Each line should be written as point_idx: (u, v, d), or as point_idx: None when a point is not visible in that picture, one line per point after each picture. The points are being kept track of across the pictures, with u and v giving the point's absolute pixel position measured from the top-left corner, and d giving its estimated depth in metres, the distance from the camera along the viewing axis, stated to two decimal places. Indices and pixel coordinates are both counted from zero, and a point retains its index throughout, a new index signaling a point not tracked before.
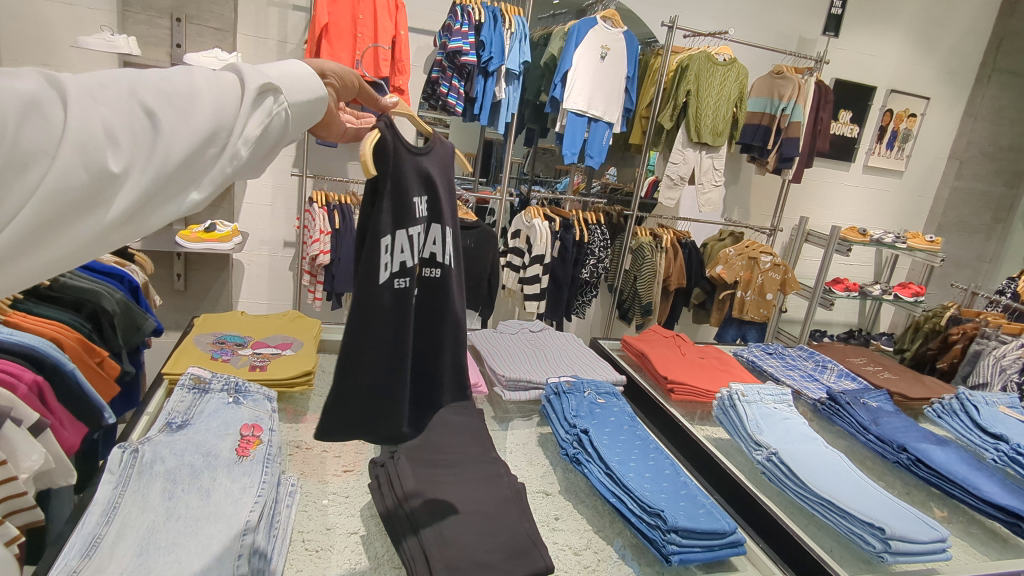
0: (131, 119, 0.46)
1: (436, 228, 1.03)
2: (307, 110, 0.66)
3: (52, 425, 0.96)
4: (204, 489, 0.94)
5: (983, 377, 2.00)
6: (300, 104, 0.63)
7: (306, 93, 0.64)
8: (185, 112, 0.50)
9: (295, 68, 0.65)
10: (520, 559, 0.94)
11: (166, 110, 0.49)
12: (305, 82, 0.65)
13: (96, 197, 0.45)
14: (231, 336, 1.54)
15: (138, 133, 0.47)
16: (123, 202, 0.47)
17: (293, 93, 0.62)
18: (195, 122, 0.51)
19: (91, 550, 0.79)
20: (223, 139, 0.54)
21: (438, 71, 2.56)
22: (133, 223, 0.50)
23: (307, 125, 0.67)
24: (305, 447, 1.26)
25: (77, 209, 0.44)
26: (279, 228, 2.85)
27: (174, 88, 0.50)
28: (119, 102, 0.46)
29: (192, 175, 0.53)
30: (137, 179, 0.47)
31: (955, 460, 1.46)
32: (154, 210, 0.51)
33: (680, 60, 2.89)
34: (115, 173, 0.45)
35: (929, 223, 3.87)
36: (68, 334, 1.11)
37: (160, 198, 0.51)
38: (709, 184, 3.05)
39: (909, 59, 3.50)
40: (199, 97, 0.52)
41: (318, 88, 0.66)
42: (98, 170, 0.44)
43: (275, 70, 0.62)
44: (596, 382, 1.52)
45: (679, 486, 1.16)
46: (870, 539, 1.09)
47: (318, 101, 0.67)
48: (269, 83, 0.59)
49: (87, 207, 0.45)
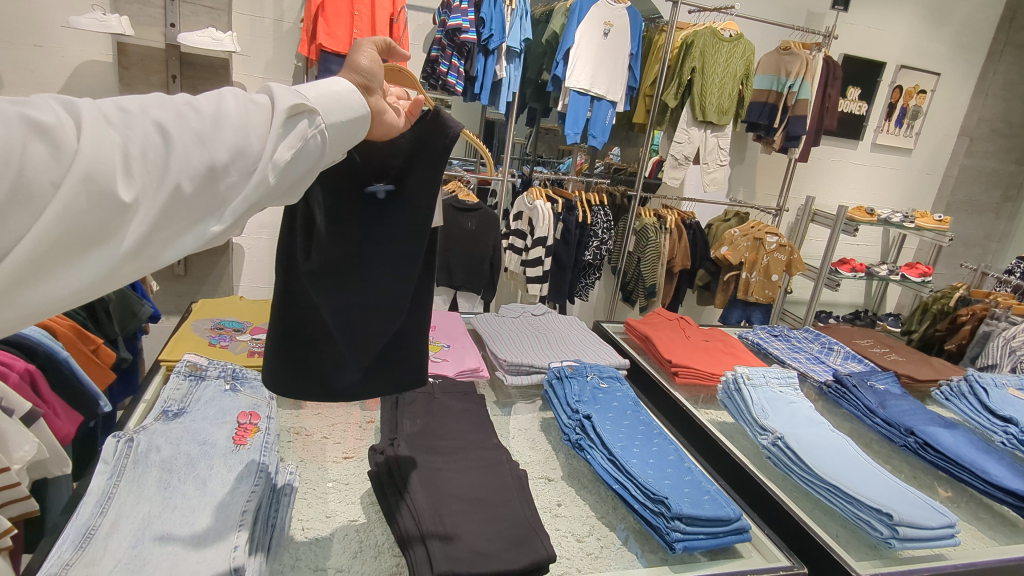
0: (145, 143, 0.45)
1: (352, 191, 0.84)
2: (344, 132, 0.62)
3: (45, 415, 0.95)
4: (200, 479, 0.92)
5: (992, 359, 1.97)
6: (334, 126, 0.60)
7: (346, 112, 0.61)
8: (204, 137, 0.48)
9: (331, 89, 0.61)
10: (522, 547, 0.92)
11: (184, 134, 0.47)
12: (344, 102, 0.61)
13: (103, 227, 0.43)
14: (229, 322, 1.53)
15: (151, 159, 0.45)
16: (132, 231, 0.45)
17: (328, 113, 0.59)
18: (215, 146, 0.49)
19: (85, 541, 0.78)
20: (249, 164, 0.51)
21: (437, 50, 2.49)
22: (146, 256, 0.48)
23: (345, 144, 0.63)
24: (303, 434, 1.24)
25: (84, 238, 0.42)
26: (279, 211, 2.83)
27: (197, 113, 0.48)
28: (136, 127, 0.45)
29: (212, 203, 0.50)
30: (147, 207, 0.45)
31: (963, 444, 1.44)
32: (172, 240, 0.49)
33: (686, 36, 2.82)
34: (124, 202, 0.43)
35: (937, 202, 3.82)
36: (61, 322, 1.09)
37: (177, 226, 0.48)
38: (714, 163, 3.00)
39: (920, 34, 3.42)
40: (223, 121, 0.50)
41: (358, 105, 0.63)
42: (105, 199, 0.42)
43: (311, 90, 0.58)
44: (599, 367, 1.50)
45: (684, 472, 1.15)
46: (878, 525, 1.08)
47: (359, 122, 0.64)
48: (302, 104, 0.55)
49: (94, 237, 0.43)
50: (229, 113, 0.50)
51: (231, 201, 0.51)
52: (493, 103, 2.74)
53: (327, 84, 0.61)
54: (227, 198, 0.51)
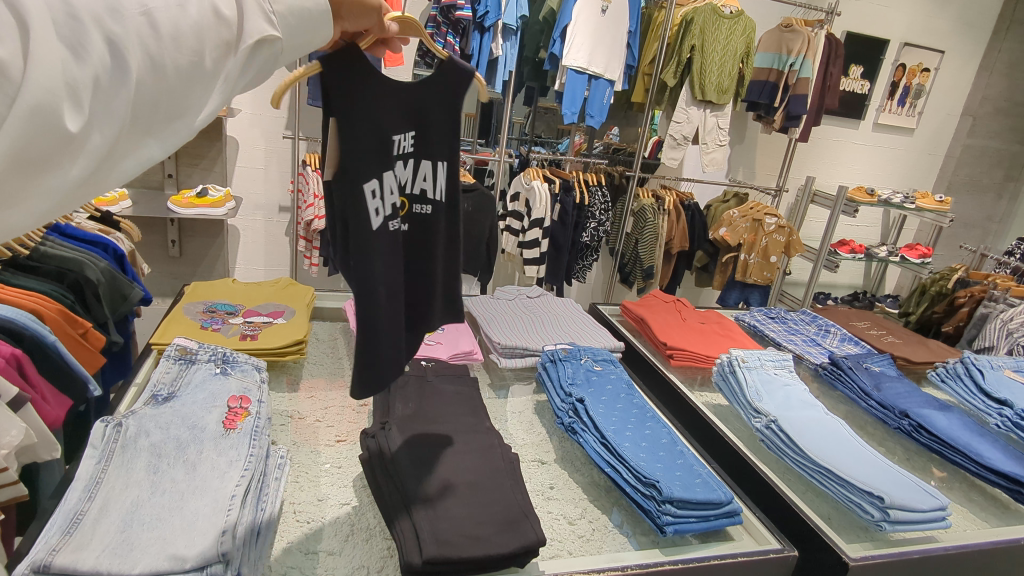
0: (102, 69, 0.48)
1: (427, 164, 0.98)
2: (298, 46, 0.66)
3: (33, 400, 0.94)
4: (190, 464, 0.92)
5: (989, 341, 1.96)
6: (288, 47, 0.64)
7: (298, 26, 0.64)
8: (157, 64, 0.51)
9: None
10: (511, 530, 0.92)
11: (138, 56, 0.49)
12: (309, 21, 0.65)
13: (64, 150, 0.47)
14: (221, 305, 1.52)
15: (106, 86, 0.48)
16: (85, 157, 0.49)
17: (287, 34, 0.63)
18: (167, 71, 0.52)
19: (72, 527, 0.78)
20: (199, 90, 0.57)
21: (433, 27, 2.46)
22: (105, 168, 0.53)
23: (297, 51, 0.67)
24: (296, 417, 1.24)
25: (42, 163, 0.46)
26: (274, 193, 2.80)
27: (155, 31, 0.50)
28: (92, 47, 0.46)
29: (160, 127, 0.55)
30: (98, 133, 0.49)
31: (958, 426, 1.44)
32: (120, 160, 0.54)
33: (686, 13, 2.77)
34: (75, 128, 0.47)
35: (939, 182, 3.78)
36: (49, 306, 1.08)
37: (127, 145, 0.54)
38: (713, 143, 2.97)
39: (926, 10, 3.35)
40: (179, 40, 0.52)
41: (317, 7, 0.65)
42: (61, 128, 0.46)
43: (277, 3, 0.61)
44: (593, 350, 1.49)
45: (676, 455, 1.15)
46: (869, 508, 1.08)
47: (319, 23, 0.66)
48: (265, 34, 0.60)
49: (52, 162, 0.47)
50: (189, 33, 0.53)
51: (179, 124, 0.57)
52: (489, 82, 2.69)
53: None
54: (176, 121, 0.57)
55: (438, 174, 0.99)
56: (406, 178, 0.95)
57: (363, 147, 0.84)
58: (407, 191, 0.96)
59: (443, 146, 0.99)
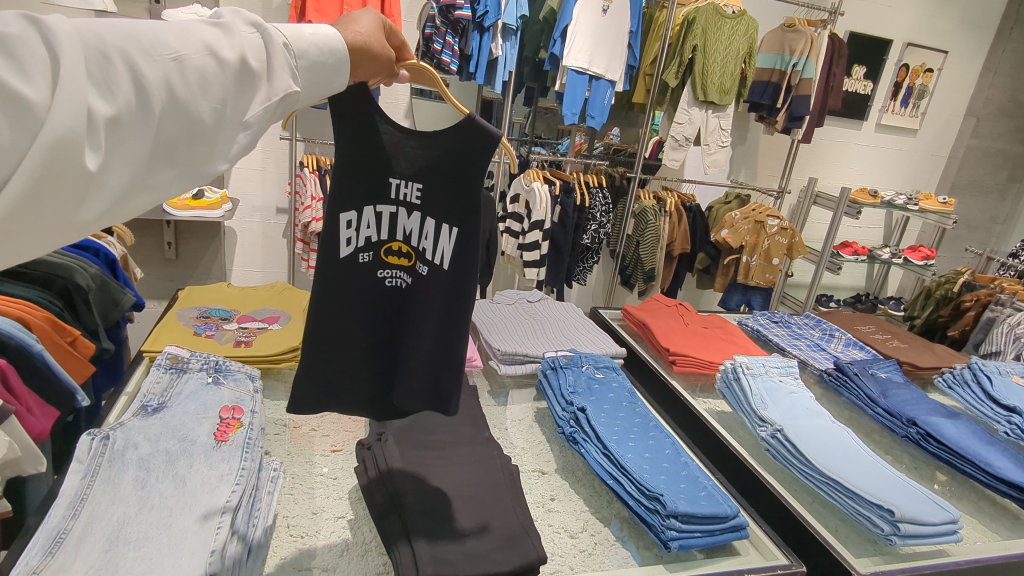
0: (126, 109, 0.46)
1: (433, 220, 0.93)
2: (317, 92, 0.66)
3: (17, 412, 0.91)
4: (180, 478, 0.89)
5: (996, 346, 1.93)
6: (308, 94, 0.64)
7: (322, 76, 0.65)
8: (181, 108, 0.50)
9: (328, 46, 0.64)
10: (512, 548, 0.90)
11: (160, 96, 0.49)
12: (327, 71, 0.65)
13: (76, 194, 0.45)
14: (216, 310, 1.49)
15: (128, 125, 0.47)
16: (99, 196, 0.47)
17: (306, 87, 0.64)
18: (192, 116, 0.52)
19: (55, 546, 0.75)
20: (221, 137, 0.55)
21: (431, 28, 2.37)
22: (114, 214, 0.50)
23: (317, 94, 0.66)
24: (292, 426, 1.21)
25: (58, 203, 0.43)
26: (271, 194, 2.77)
27: (182, 74, 0.50)
28: (118, 86, 0.46)
29: (179, 168, 0.54)
30: (114, 172, 0.47)
31: (967, 435, 1.41)
32: (135, 198, 0.52)
33: (687, 13, 2.74)
34: (91, 168, 0.44)
35: (942, 183, 3.75)
36: (36, 314, 1.05)
37: (144, 186, 0.51)
38: (715, 145, 2.94)
39: (930, 9, 3.32)
40: (207, 86, 0.52)
41: (341, 60, 0.66)
42: (80, 166, 0.43)
43: (303, 57, 0.61)
44: (595, 357, 1.47)
45: (680, 467, 1.12)
46: (878, 521, 1.05)
47: (338, 71, 0.66)
48: (291, 91, 0.60)
49: (68, 202, 0.44)
50: (215, 80, 0.53)
51: (197, 167, 0.55)
52: (489, 82, 2.67)
53: (317, 38, 0.63)
54: (196, 163, 0.55)
55: (441, 236, 0.93)
56: (411, 227, 0.94)
57: (350, 179, 0.90)
58: (407, 240, 0.94)
59: (459, 211, 0.92)
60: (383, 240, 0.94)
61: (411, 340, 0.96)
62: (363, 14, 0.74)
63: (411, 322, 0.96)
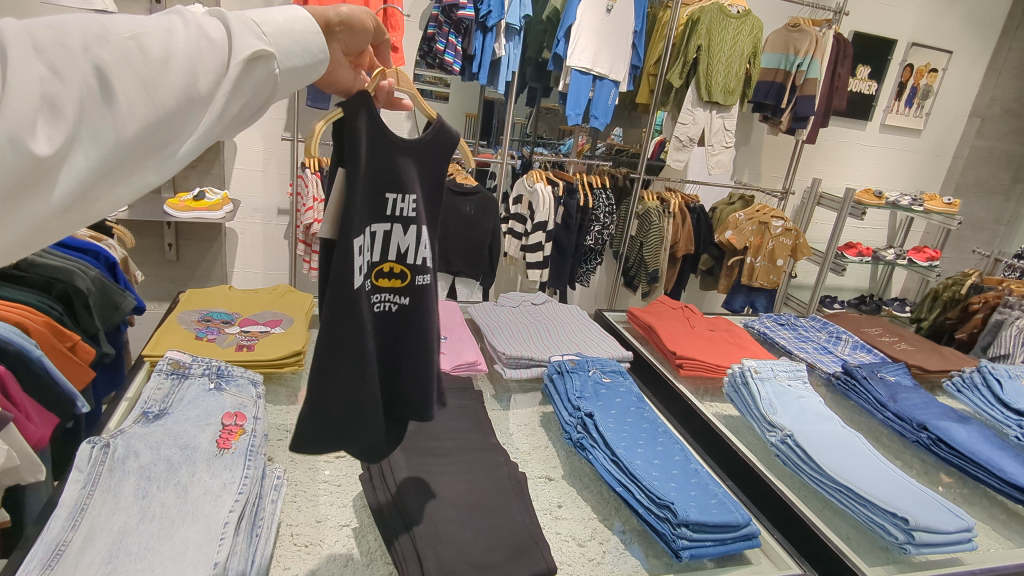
0: (86, 91, 0.45)
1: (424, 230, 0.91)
2: (303, 70, 0.63)
3: (16, 419, 0.89)
4: (182, 485, 0.88)
5: (1005, 349, 1.92)
6: (291, 68, 0.61)
7: (301, 52, 0.62)
8: (148, 88, 0.48)
9: (292, 15, 0.61)
10: (521, 559, 0.88)
11: (118, 73, 0.46)
12: (301, 41, 0.61)
13: (34, 182, 0.43)
14: (217, 313, 1.47)
15: (89, 109, 0.45)
16: (65, 186, 0.45)
17: (283, 55, 0.60)
18: (162, 97, 0.49)
19: (54, 559, 0.73)
20: (196, 114, 0.52)
21: (435, 27, 2.41)
22: (89, 203, 0.49)
23: (299, 67, 0.62)
24: (294, 431, 1.19)
25: (16, 193, 0.42)
26: (272, 195, 2.75)
27: (143, 53, 0.48)
28: (72, 67, 0.44)
29: (155, 154, 0.51)
30: (76, 159, 0.45)
31: (978, 440, 1.39)
32: (111, 188, 0.50)
33: (691, 13, 2.73)
34: (46, 152, 0.42)
35: (947, 183, 3.73)
36: (35, 318, 1.04)
37: (118, 177, 0.50)
38: (719, 145, 2.92)
39: (935, 9, 3.30)
40: (170, 62, 0.50)
41: (307, 26, 0.62)
42: (36, 151, 0.42)
43: (266, 24, 0.58)
44: (601, 361, 1.45)
45: (690, 474, 1.10)
46: (892, 530, 1.03)
47: (313, 36, 0.62)
48: (261, 50, 0.55)
49: (31, 192, 0.43)
50: (177, 55, 0.50)
51: (176, 154, 0.53)
52: (492, 82, 2.64)
53: (286, 17, 0.60)
54: (172, 149, 0.53)
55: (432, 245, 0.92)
56: (402, 243, 0.89)
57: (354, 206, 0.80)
58: (399, 257, 0.90)
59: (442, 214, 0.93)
60: (378, 264, 0.87)
61: (410, 360, 0.93)
62: None
63: (411, 343, 0.93)
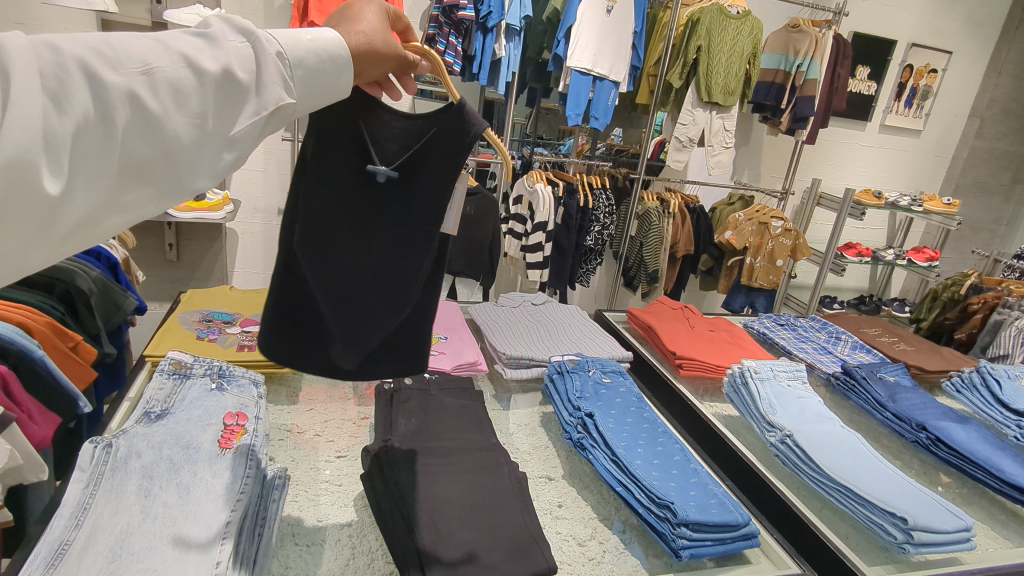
0: (86, 123, 0.43)
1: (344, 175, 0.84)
2: (315, 102, 0.63)
3: (19, 420, 0.90)
4: (184, 486, 0.88)
5: (1004, 349, 1.92)
6: (304, 103, 0.61)
7: (316, 87, 0.61)
8: (154, 125, 0.47)
9: (328, 52, 0.61)
10: (522, 558, 0.89)
11: (129, 111, 0.45)
12: (325, 78, 0.61)
13: (31, 221, 0.41)
14: (218, 314, 1.47)
15: (88, 140, 0.43)
16: (61, 223, 0.43)
17: (301, 97, 0.60)
18: (164, 131, 0.48)
19: (57, 558, 0.73)
20: (202, 152, 0.52)
21: (435, 27, 2.41)
22: (84, 236, 0.47)
23: (311, 102, 0.62)
24: (295, 431, 1.19)
25: (12, 233, 0.40)
26: (273, 195, 2.76)
27: (153, 86, 0.47)
28: (75, 98, 0.42)
29: (155, 186, 0.50)
30: (78, 195, 0.44)
31: (977, 440, 1.39)
32: (105, 220, 0.48)
33: (691, 13, 2.74)
34: (51, 192, 0.41)
35: (946, 184, 3.74)
36: (37, 318, 1.04)
37: (114, 209, 0.48)
38: (719, 145, 2.92)
39: (934, 10, 3.30)
40: (183, 99, 0.49)
41: (337, 65, 0.62)
42: (39, 190, 0.40)
43: (298, 66, 0.58)
44: (602, 361, 1.46)
45: (690, 474, 1.11)
46: (891, 529, 1.03)
47: (341, 77, 0.63)
48: (282, 101, 0.57)
49: (27, 231, 0.41)
50: (192, 93, 0.49)
51: (175, 184, 0.52)
52: (492, 83, 2.64)
53: (314, 45, 0.59)
54: (171, 180, 0.51)
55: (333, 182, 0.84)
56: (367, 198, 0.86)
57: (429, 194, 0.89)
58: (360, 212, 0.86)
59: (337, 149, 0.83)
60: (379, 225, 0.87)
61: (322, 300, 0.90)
62: (367, 7, 0.70)
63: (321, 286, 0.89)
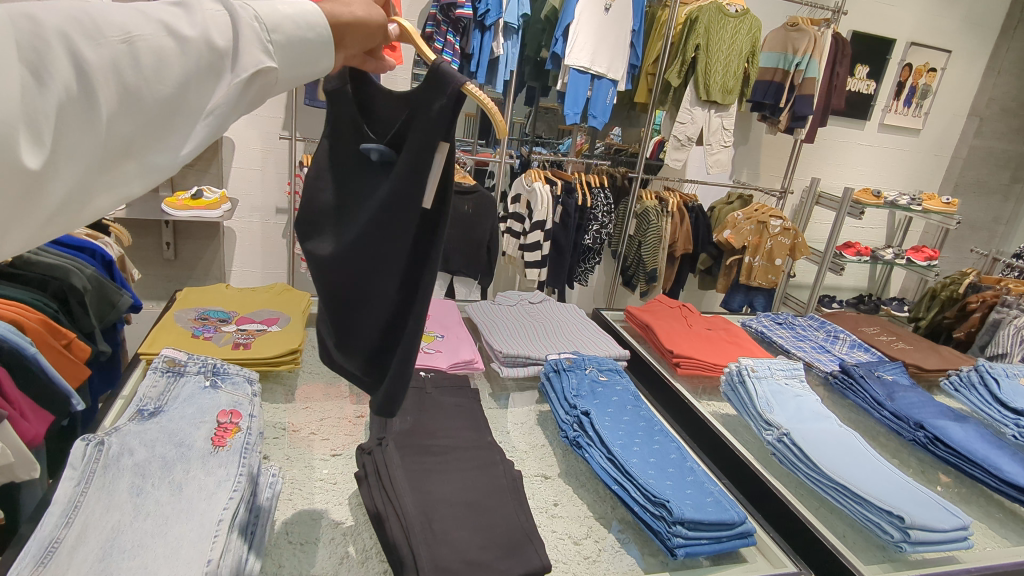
0: (68, 98, 0.43)
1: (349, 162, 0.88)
2: (299, 77, 0.62)
3: (9, 417, 0.89)
4: (176, 484, 0.88)
5: (1003, 348, 1.91)
6: (289, 75, 0.61)
7: (303, 59, 0.60)
8: (133, 97, 0.47)
9: (308, 22, 0.60)
10: (515, 556, 0.89)
11: (108, 85, 0.46)
12: (309, 50, 0.60)
13: (16, 197, 0.42)
14: (214, 312, 1.47)
15: (72, 115, 0.44)
16: (45, 200, 0.44)
17: (283, 64, 0.59)
18: (144, 105, 0.48)
19: (47, 556, 0.73)
20: (179, 123, 0.52)
21: (432, 26, 2.42)
22: (73, 210, 0.48)
23: (296, 77, 0.62)
24: (291, 429, 1.19)
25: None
26: (271, 194, 2.75)
27: (134, 58, 0.47)
28: (55, 70, 0.42)
29: (141, 161, 0.51)
30: (62, 170, 0.44)
31: (975, 439, 1.38)
32: (92, 196, 0.49)
33: (690, 12, 2.73)
34: (34, 168, 0.42)
35: (946, 183, 3.73)
36: (30, 316, 1.03)
37: (99, 184, 0.49)
38: (718, 144, 2.92)
39: (932, 10, 3.30)
40: (164, 69, 0.49)
41: (318, 36, 0.61)
42: (20, 166, 0.41)
43: (276, 31, 0.57)
44: (598, 359, 1.45)
45: (686, 472, 1.10)
46: (887, 527, 1.03)
47: (323, 48, 0.62)
48: (264, 65, 0.56)
49: (11, 207, 0.42)
50: (172, 61, 0.49)
51: (159, 158, 0.52)
52: (491, 82, 2.64)
53: (294, 14, 0.59)
54: (155, 153, 0.52)
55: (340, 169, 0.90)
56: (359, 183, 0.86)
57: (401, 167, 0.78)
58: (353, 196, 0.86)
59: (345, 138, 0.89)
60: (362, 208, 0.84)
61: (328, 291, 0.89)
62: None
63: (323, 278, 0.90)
